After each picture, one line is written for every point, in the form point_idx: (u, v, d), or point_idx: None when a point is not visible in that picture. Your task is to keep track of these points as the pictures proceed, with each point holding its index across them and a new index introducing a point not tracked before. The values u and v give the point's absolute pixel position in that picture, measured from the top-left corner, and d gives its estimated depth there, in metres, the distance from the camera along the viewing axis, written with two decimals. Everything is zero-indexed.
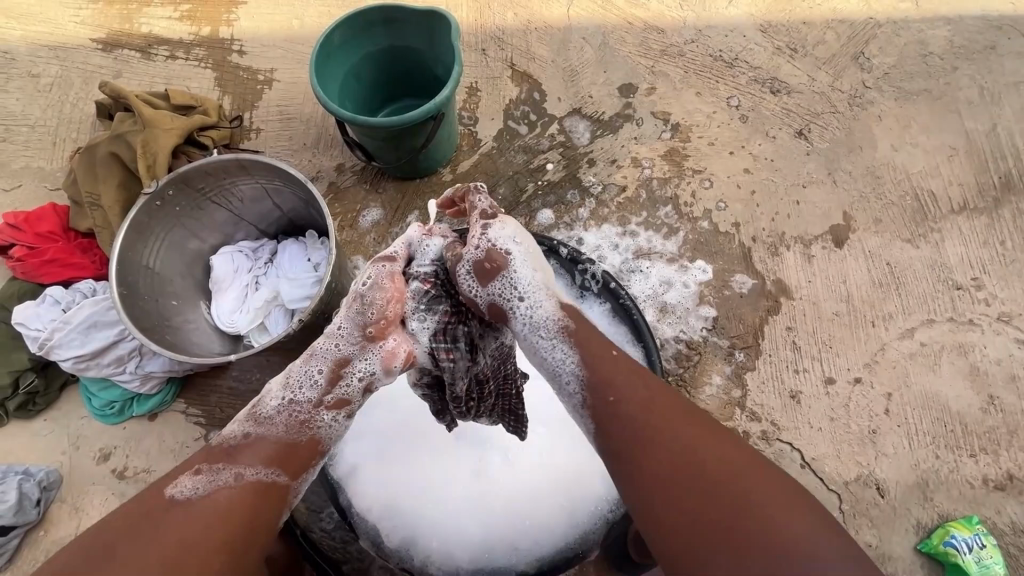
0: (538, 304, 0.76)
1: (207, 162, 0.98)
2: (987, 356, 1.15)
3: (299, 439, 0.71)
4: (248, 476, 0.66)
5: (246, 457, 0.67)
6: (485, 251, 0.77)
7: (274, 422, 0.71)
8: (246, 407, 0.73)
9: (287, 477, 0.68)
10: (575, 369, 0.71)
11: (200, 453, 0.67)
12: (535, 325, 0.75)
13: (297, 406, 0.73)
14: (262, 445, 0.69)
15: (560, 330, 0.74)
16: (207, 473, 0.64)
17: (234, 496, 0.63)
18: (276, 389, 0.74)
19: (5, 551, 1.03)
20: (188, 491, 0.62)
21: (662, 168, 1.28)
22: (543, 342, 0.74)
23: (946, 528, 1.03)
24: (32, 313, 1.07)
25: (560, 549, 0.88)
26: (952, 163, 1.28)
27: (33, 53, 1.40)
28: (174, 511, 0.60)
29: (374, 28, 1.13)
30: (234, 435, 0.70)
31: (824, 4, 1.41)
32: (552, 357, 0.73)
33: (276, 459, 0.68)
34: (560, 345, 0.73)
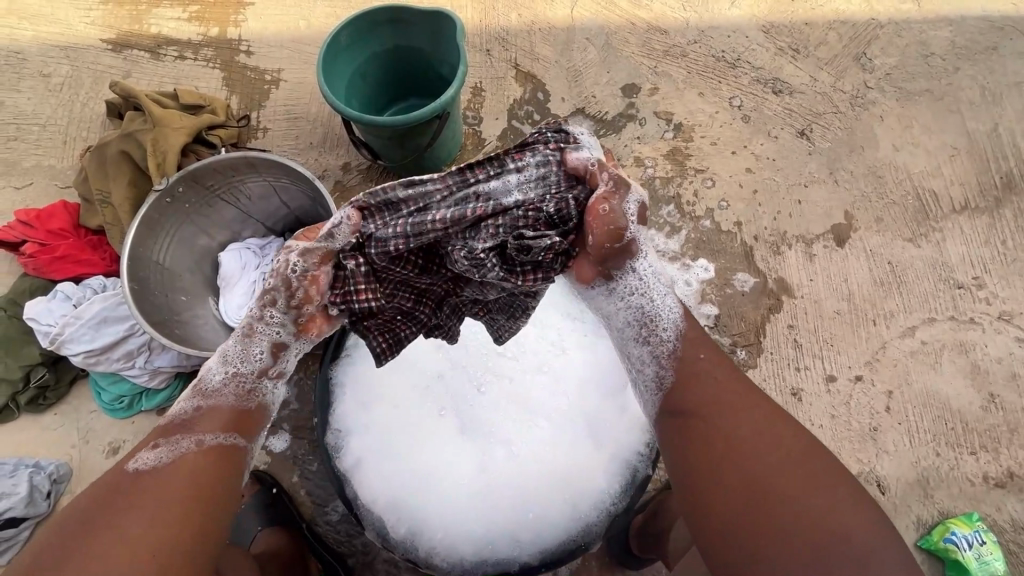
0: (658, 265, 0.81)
1: (217, 159, 1.00)
2: (987, 355, 1.15)
3: (248, 406, 0.72)
4: (209, 441, 0.67)
5: (202, 425, 0.68)
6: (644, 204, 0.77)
7: (221, 392, 0.72)
8: (188, 385, 0.73)
9: (245, 440, 0.70)
10: (676, 322, 0.76)
11: (152, 431, 0.67)
12: (654, 274, 0.78)
13: (242, 377, 0.73)
14: (216, 413, 0.70)
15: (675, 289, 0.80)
16: (167, 444, 0.65)
17: (201, 460, 0.65)
18: (217, 364, 0.73)
19: (16, 543, 1.05)
20: (151, 462, 0.63)
21: (665, 167, 1.29)
22: (659, 287, 0.78)
23: (946, 525, 1.04)
24: (43, 308, 1.08)
25: (562, 542, 0.90)
26: (954, 163, 1.28)
27: (44, 53, 1.42)
28: (141, 481, 0.61)
29: (381, 28, 1.14)
30: (183, 410, 0.70)
31: (827, 5, 1.42)
32: (662, 301, 0.77)
33: (232, 425, 0.70)
34: (671, 297, 0.78)
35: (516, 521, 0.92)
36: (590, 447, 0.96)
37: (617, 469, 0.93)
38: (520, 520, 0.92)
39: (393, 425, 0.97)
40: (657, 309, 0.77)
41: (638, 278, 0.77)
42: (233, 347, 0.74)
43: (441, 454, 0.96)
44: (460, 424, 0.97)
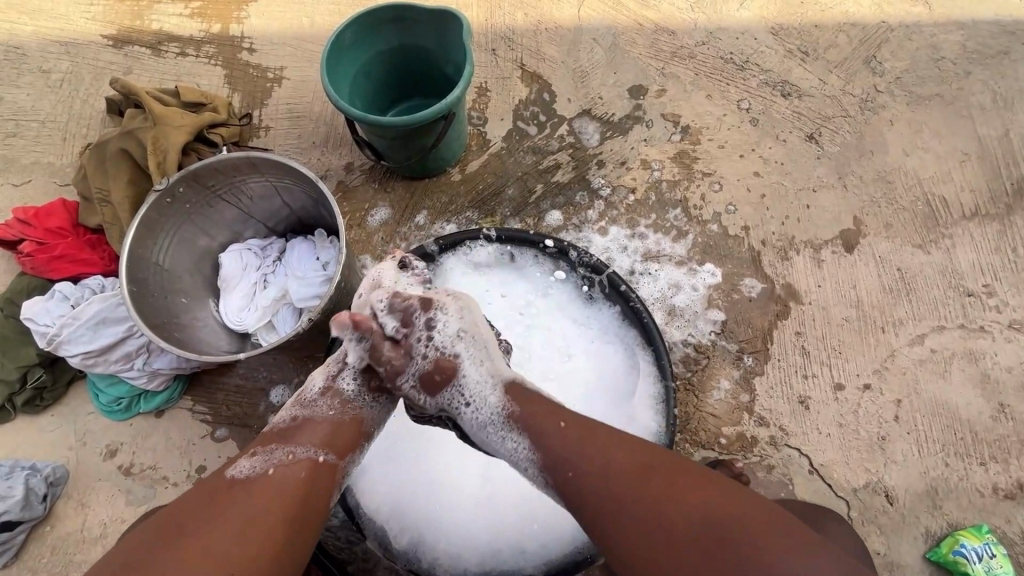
0: (483, 401, 0.75)
1: (218, 159, 0.98)
2: (998, 364, 1.14)
3: (343, 419, 0.74)
4: (299, 454, 0.68)
5: (298, 439, 0.69)
6: (432, 362, 0.76)
7: (317, 403, 0.75)
8: (293, 394, 0.77)
9: (335, 457, 0.70)
10: (529, 456, 0.71)
11: (258, 437, 0.71)
12: (482, 424, 0.75)
13: (340, 392, 0.76)
14: (312, 426, 0.72)
15: (507, 420, 0.73)
16: (262, 454, 0.67)
17: (290, 474, 0.65)
18: (320, 377, 0.78)
19: (11, 547, 1.03)
20: (246, 471, 0.65)
21: (672, 170, 1.27)
22: (494, 436, 0.74)
23: (955, 536, 1.02)
24: (40, 308, 1.06)
25: (569, 554, 0.88)
26: (964, 169, 1.27)
27: (44, 49, 1.40)
28: (236, 487, 0.64)
29: (386, 26, 1.12)
30: (283, 419, 0.74)
31: (837, 7, 1.40)
32: (505, 447, 0.73)
33: (324, 440, 0.70)
34: (510, 435, 0.73)
35: (519, 532, 0.90)
36: None
37: None
38: (523, 530, 0.90)
39: (399, 431, 0.96)
40: (497, 415, 0.74)
41: (473, 424, 0.76)
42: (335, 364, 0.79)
43: (444, 463, 0.94)
44: None
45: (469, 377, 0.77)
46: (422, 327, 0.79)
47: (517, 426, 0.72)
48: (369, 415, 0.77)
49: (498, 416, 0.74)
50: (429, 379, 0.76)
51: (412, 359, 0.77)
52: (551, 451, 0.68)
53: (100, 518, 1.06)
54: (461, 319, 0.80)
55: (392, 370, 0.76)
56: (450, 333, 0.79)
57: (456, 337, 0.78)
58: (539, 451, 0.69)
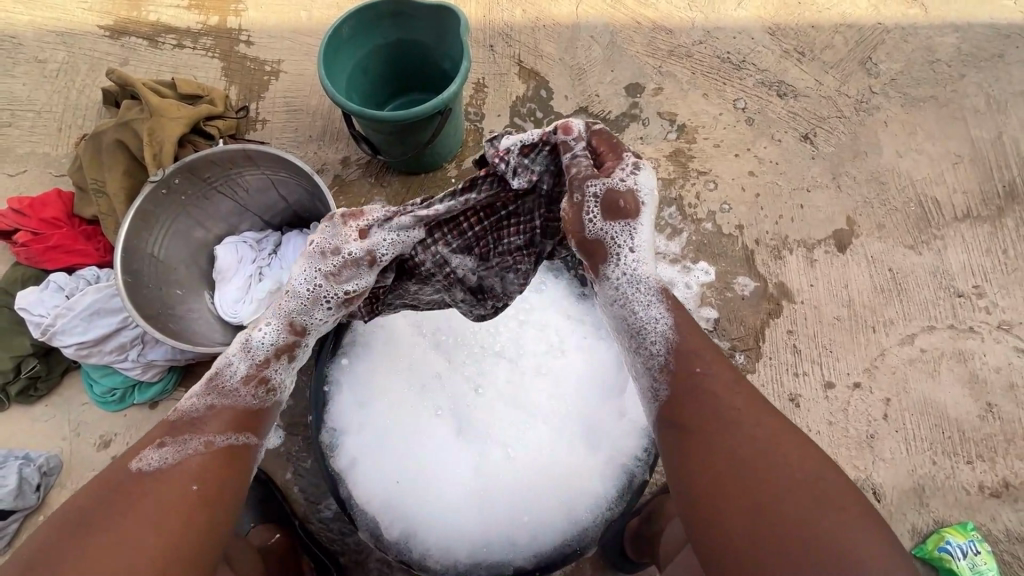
0: (644, 261, 0.74)
1: (215, 151, 0.99)
2: (986, 364, 1.15)
3: (265, 404, 0.72)
4: (218, 442, 0.66)
5: (214, 425, 0.67)
6: (625, 189, 0.73)
7: (239, 393, 0.70)
8: (204, 377, 0.71)
9: (256, 438, 0.70)
10: (665, 332, 0.71)
11: (161, 425, 0.66)
12: (634, 279, 0.73)
13: (260, 375, 0.72)
14: (228, 413, 0.69)
15: (660, 291, 0.73)
16: (174, 445, 0.64)
17: (208, 461, 0.64)
18: (242, 365, 0.72)
19: (4, 535, 1.03)
20: (156, 464, 0.62)
21: (668, 168, 1.28)
22: (639, 296, 0.73)
23: (941, 534, 1.03)
24: (35, 299, 1.07)
25: (559, 546, 0.88)
26: (957, 171, 1.28)
27: (40, 38, 1.40)
28: (146, 482, 0.61)
29: (384, 21, 1.13)
30: (195, 405, 0.68)
31: (835, 8, 1.41)
32: (646, 312, 0.72)
33: (242, 424, 0.69)
34: (656, 303, 0.72)
35: (510, 523, 0.91)
36: (586, 452, 0.95)
37: (612, 472, 0.92)
38: (515, 522, 0.91)
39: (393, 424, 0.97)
40: (650, 280, 0.73)
41: (627, 274, 0.73)
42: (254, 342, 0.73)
43: (435, 457, 0.95)
44: (458, 426, 0.98)
45: (643, 228, 0.74)
46: (628, 166, 0.74)
47: (665, 297, 0.73)
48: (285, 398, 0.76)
49: (654, 281, 0.73)
50: (611, 206, 0.72)
51: (614, 177, 0.73)
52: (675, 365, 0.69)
53: None
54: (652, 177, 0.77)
55: (580, 176, 0.73)
56: (647, 185, 0.74)
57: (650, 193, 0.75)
58: (678, 332, 0.71)
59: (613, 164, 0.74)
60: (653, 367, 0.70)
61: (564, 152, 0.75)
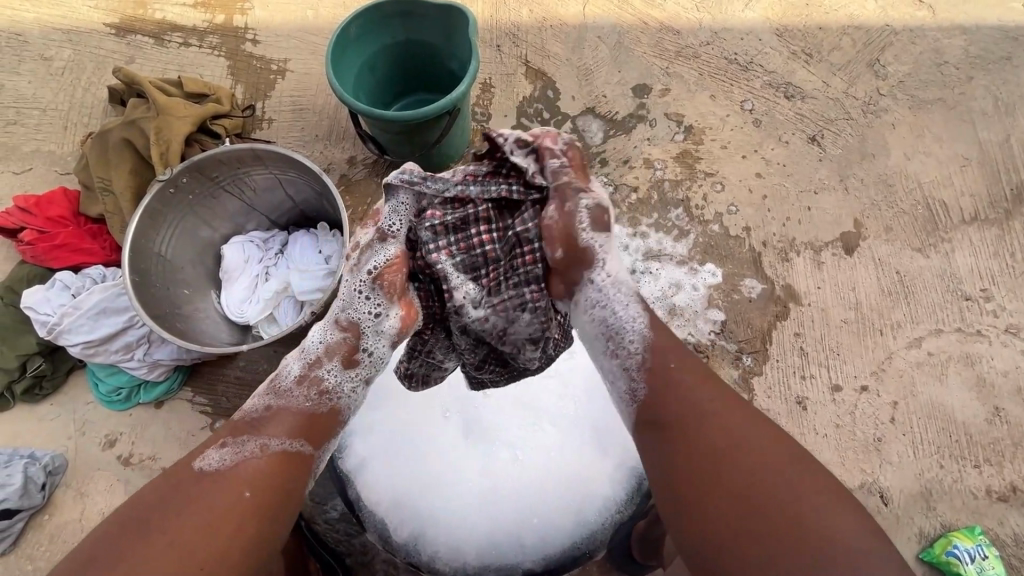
0: (625, 282, 0.80)
1: (223, 151, 0.98)
2: (994, 367, 1.15)
3: (319, 409, 0.73)
4: (274, 446, 0.67)
5: (273, 429, 0.69)
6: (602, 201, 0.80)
7: (294, 393, 0.73)
8: (267, 379, 0.75)
9: (311, 448, 0.70)
10: (641, 331, 0.76)
11: (226, 426, 0.68)
12: (615, 284, 0.79)
13: (316, 380, 0.75)
14: (284, 417, 0.70)
15: (640, 299, 0.78)
16: (233, 445, 0.66)
17: (262, 466, 0.65)
18: (296, 364, 0.75)
19: (10, 534, 1.03)
20: (215, 464, 0.64)
21: (675, 169, 1.27)
22: (619, 300, 0.79)
23: (948, 537, 1.03)
24: (41, 297, 1.07)
25: (568, 548, 0.88)
26: (965, 174, 1.28)
27: (46, 36, 1.40)
28: (203, 481, 0.62)
29: (392, 20, 1.12)
30: (255, 408, 0.71)
31: (843, 9, 1.41)
32: (625, 314, 0.78)
33: (299, 431, 0.70)
34: (634, 305, 0.78)
35: (519, 526, 0.91)
36: (595, 454, 0.94)
37: (621, 474, 0.92)
38: (524, 524, 0.91)
39: (400, 425, 0.97)
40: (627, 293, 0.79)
41: (602, 286, 0.79)
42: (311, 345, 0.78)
43: (444, 459, 0.95)
44: (465, 428, 0.97)
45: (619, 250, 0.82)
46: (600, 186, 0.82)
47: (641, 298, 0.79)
48: (346, 404, 0.76)
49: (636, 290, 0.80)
50: (598, 220, 0.79)
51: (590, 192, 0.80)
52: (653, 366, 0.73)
53: (99, 508, 1.06)
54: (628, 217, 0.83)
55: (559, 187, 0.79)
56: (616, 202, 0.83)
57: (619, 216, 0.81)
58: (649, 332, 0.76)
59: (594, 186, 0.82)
60: (632, 390, 0.73)
61: (549, 157, 0.80)
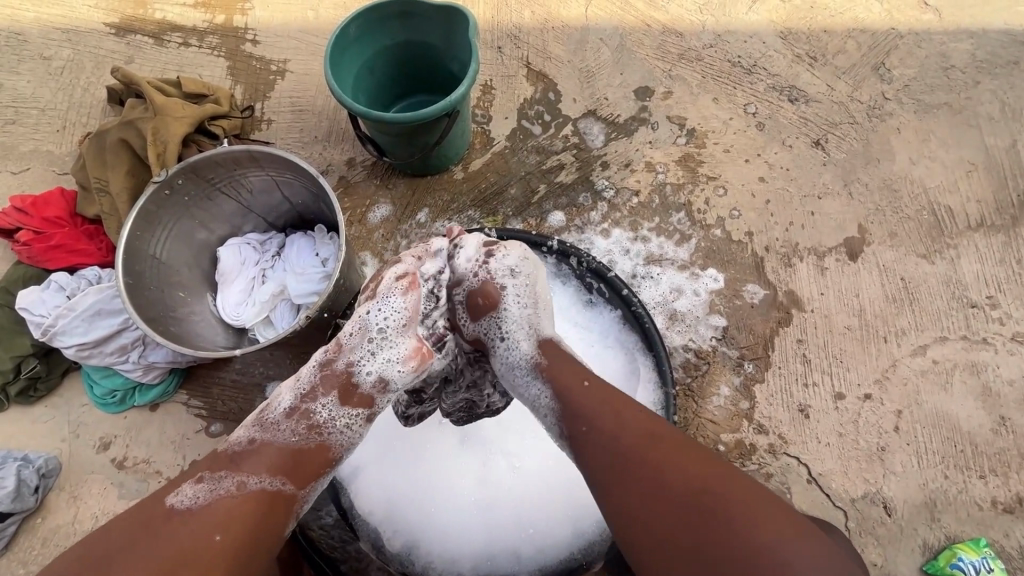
0: (517, 344, 0.80)
1: (218, 152, 0.97)
2: (1000, 376, 1.13)
3: (305, 445, 0.71)
4: (251, 484, 0.65)
5: (252, 466, 0.67)
6: (480, 285, 0.83)
7: (280, 427, 0.71)
8: (255, 412, 0.74)
9: (292, 486, 0.68)
10: (549, 403, 0.74)
11: (204, 461, 0.67)
12: (511, 366, 0.80)
13: (308, 415, 0.73)
14: (268, 452, 0.69)
15: (535, 368, 0.77)
16: (209, 481, 0.64)
17: (239, 505, 0.63)
18: (287, 397, 0.74)
19: (2, 538, 1.02)
20: (187, 501, 0.62)
21: (676, 173, 1.26)
22: (522, 380, 0.78)
23: (953, 549, 1.01)
24: (36, 298, 1.06)
25: (564, 560, 0.88)
26: (971, 179, 1.26)
27: (45, 35, 1.39)
28: (174, 521, 0.60)
29: (391, 21, 1.11)
30: (239, 441, 0.70)
31: (848, 13, 1.39)
32: (529, 392, 0.77)
33: (280, 468, 0.68)
34: (537, 383, 0.76)
35: (514, 535, 0.90)
36: None
37: None
38: (520, 535, 0.90)
39: (395, 432, 0.95)
40: (525, 359, 0.79)
41: (505, 362, 0.80)
42: (306, 373, 0.77)
43: (440, 467, 0.93)
44: (461, 435, 0.94)
45: (508, 314, 0.82)
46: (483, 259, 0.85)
47: (542, 373, 0.77)
48: (337, 441, 0.74)
49: (528, 362, 0.78)
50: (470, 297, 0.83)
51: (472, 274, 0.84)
52: (572, 410, 0.71)
53: (92, 512, 1.05)
54: (520, 260, 0.85)
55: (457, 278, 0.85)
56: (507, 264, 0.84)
57: (508, 272, 0.84)
58: (556, 399, 0.73)
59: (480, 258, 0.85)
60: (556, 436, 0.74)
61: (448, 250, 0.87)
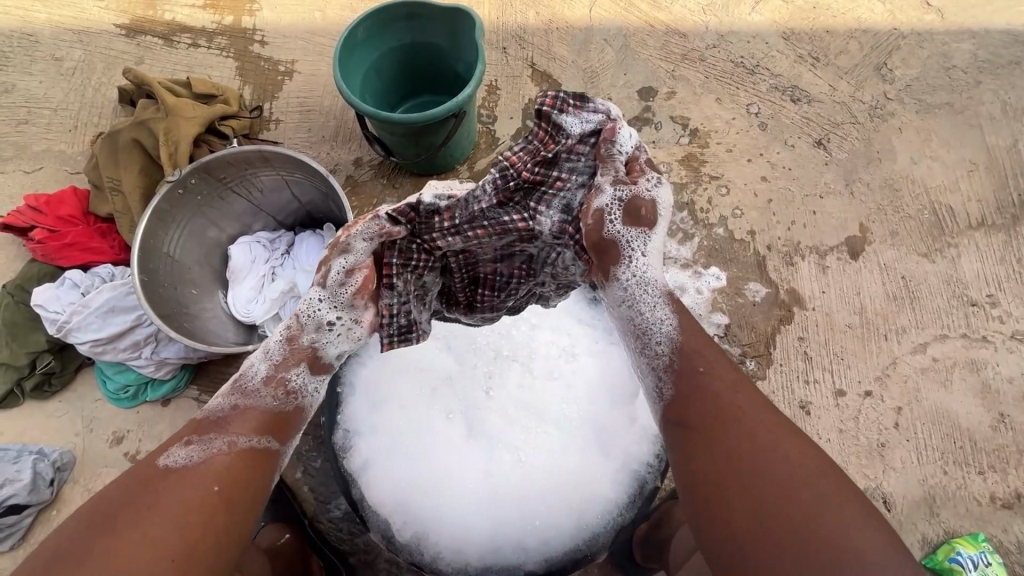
0: (651, 266, 0.74)
1: (230, 152, 0.99)
2: (999, 373, 1.14)
3: (284, 407, 0.71)
4: (241, 442, 0.66)
5: (237, 425, 0.67)
6: (647, 198, 0.74)
7: (261, 393, 0.70)
8: (228, 380, 0.72)
9: (278, 443, 0.69)
10: (670, 332, 0.70)
11: (187, 426, 0.67)
12: (641, 282, 0.73)
13: (282, 381, 0.72)
14: (253, 414, 0.69)
15: (665, 293, 0.73)
16: (200, 442, 0.64)
17: (232, 463, 0.64)
18: (263, 367, 0.72)
19: (17, 530, 1.04)
20: (183, 461, 0.62)
21: (680, 172, 1.28)
22: (646, 297, 0.73)
23: (952, 544, 1.03)
24: (51, 295, 1.08)
25: (570, 551, 0.89)
26: (972, 178, 1.27)
27: (57, 37, 1.41)
28: (172, 478, 0.61)
29: (397, 23, 1.13)
30: (221, 407, 0.69)
31: (849, 13, 1.41)
32: (651, 312, 0.72)
33: (266, 427, 0.68)
34: (661, 304, 0.72)
35: (518, 526, 0.92)
36: (597, 456, 0.95)
37: (626, 478, 0.92)
38: (526, 526, 0.91)
39: (405, 427, 0.97)
40: (658, 283, 0.74)
41: (636, 276, 0.74)
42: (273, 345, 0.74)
43: (449, 460, 0.96)
44: (470, 431, 0.98)
45: (656, 238, 0.75)
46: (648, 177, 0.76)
47: (671, 301, 0.72)
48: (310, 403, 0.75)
49: (660, 285, 0.73)
50: (633, 212, 0.73)
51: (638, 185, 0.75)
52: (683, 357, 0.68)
53: None
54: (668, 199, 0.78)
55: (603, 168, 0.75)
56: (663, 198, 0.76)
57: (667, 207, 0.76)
58: (678, 336, 0.70)
59: (639, 177, 0.76)
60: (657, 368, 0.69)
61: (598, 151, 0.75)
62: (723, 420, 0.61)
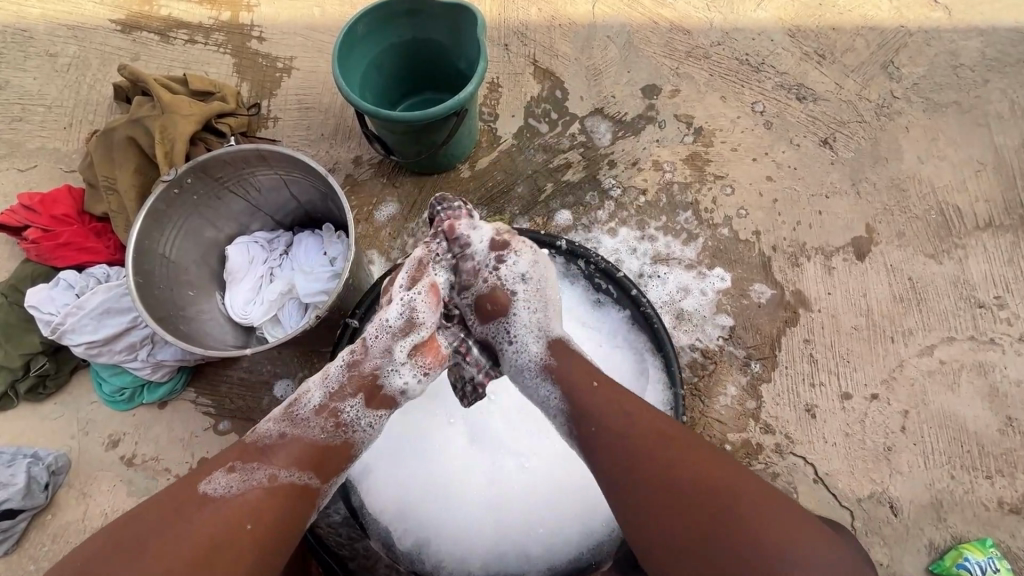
0: (526, 348, 0.83)
1: (227, 151, 0.97)
2: (1007, 376, 1.13)
3: (332, 441, 0.74)
4: (282, 477, 0.68)
5: (279, 458, 0.69)
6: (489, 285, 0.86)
7: (309, 423, 0.74)
8: (284, 405, 0.76)
9: (318, 481, 0.71)
10: (559, 404, 0.77)
11: (236, 449, 0.70)
12: (521, 367, 0.83)
13: (331, 411, 0.75)
14: (299, 445, 0.71)
15: (544, 370, 0.81)
16: (241, 472, 0.67)
17: (265, 498, 0.65)
18: (316, 395, 0.76)
19: (11, 534, 1.03)
20: (221, 489, 0.65)
21: (684, 172, 1.26)
22: (530, 381, 0.82)
23: (959, 550, 1.01)
24: (44, 296, 1.06)
25: (573, 559, 0.90)
26: (979, 178, 1.25)
27: (51, 32, 1.39)
28: (207, 507, 0.63)
29: (398, 19, 1.11)
30: (269, 433, 0.72)
31: (856, 10, 1.39)
32: (539, 392, 0.80)
33: (308, 462, 0.71)
34: (545, 383, 0.80)
35: (521, 533, 0.91)
36: None
37: None
38: (529, 534, 0.91)
39: (405, 432, 0.96)
40: (534, 361, 0.82)
41: (516, 364, 0.84)
42: (335, 369, 0.79)
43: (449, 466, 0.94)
44: (471, 434, 0.95)
45: (518, 323, 0.85)
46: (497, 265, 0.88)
47: (549, 375, 0.80)
48: (360, 437, 0.77)
49: (535, 364, 0.81)
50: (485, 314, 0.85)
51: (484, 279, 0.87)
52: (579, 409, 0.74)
53: (101, 509, 1.06)
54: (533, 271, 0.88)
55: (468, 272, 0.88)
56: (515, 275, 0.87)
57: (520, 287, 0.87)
58: (566, 399, 0.77)
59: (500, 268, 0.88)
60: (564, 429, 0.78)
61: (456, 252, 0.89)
62: (662, 472, 0.65)
